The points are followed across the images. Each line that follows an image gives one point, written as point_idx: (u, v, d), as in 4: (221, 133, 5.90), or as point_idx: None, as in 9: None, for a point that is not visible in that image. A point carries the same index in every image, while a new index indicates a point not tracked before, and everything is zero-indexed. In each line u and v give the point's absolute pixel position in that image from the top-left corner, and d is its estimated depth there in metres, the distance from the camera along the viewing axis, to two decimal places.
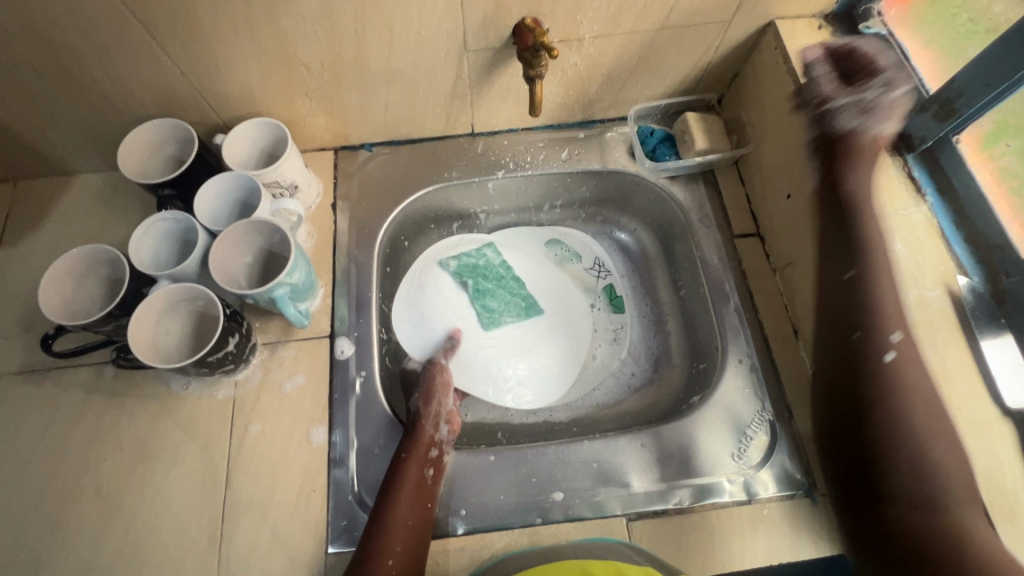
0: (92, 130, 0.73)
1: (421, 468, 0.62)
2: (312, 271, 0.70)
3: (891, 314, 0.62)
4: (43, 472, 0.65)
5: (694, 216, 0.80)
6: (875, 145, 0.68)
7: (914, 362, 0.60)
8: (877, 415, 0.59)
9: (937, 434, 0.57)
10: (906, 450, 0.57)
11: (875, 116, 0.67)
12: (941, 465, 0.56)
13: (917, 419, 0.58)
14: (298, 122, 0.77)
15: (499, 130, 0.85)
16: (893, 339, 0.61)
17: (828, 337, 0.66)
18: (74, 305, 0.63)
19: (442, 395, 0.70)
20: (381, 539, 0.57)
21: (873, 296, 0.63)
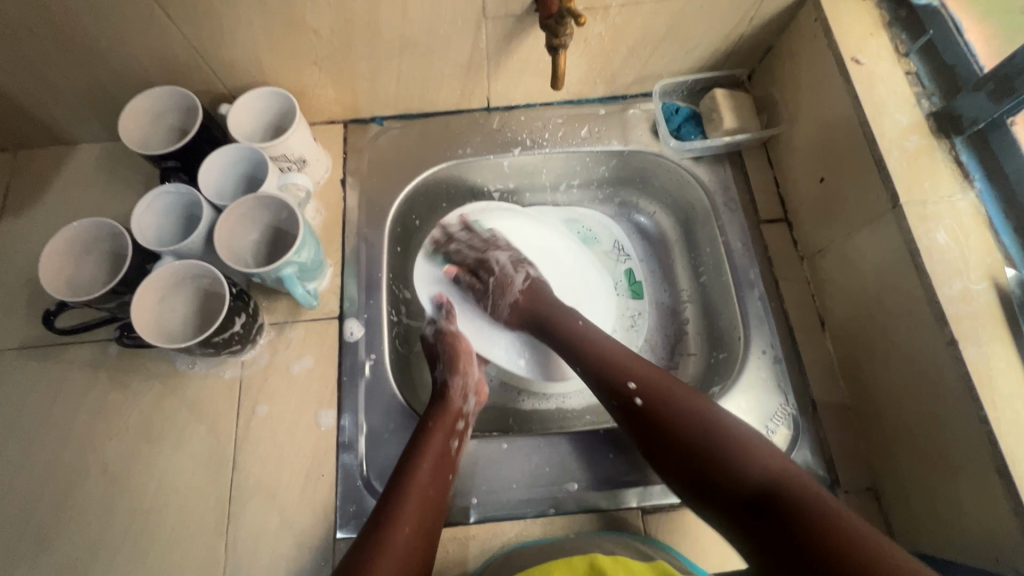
0: (92, 98, 0.70)
1: (446, 438, 0.61)
2: (321, 250, 0.68)
3: (630, 359, 0.61)
4: (48, 450, 0.64)
5: (719, 199, 0.77)
6: (528, 291, 0.73)
7: (672, 384, 0.58)
8: (669, 430, 0.55)
9: (749, 436, 0.53)
10: (716, 450, 0.52)
11: (504, 288, 0.74)
12: (761, 463, 0.51)
13: (702, 423, 0.54)
14: (306, 93, 0.74)
15: (515, 105, 0.81)
16: (629, 387, 0.58)
17: (602, 386, 0.61)
18: (75, 281, 0.61)
19: (469, 365, 0.69)
20: (400, 503, 0.54)
21: (591, 350, 0.63)
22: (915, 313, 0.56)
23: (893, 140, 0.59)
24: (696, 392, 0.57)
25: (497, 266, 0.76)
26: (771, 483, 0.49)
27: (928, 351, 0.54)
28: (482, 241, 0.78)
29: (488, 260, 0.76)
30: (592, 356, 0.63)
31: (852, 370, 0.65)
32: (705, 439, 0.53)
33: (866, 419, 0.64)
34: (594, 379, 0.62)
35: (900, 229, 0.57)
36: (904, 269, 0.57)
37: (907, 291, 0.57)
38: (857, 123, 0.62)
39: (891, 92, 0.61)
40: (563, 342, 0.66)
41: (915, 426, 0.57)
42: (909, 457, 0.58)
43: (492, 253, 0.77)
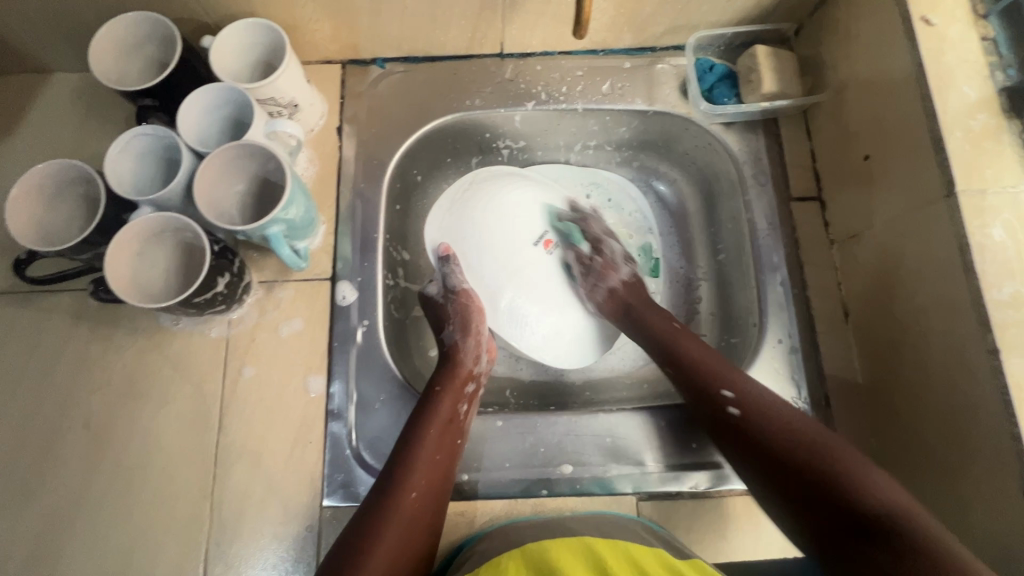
0: (62, 20, 0.63)
1: (455, 402, 0.59)
2: (312, 207, 0.63)
3: (724, 369, 0.58)
4: (30, 401, 0.62)
5: (748, 172, 0.70)
6: (631, 284, 0.71)
7: (765, 397, 0.55)
8: (761, 448, 0.52)
9: (865, 461, 0.48)
10: (817, 463, 0.49)
11: (607, 273, 0.72)
12: (874, 488, 0.46)
13: (791, 426, 0.52)
14: (299, 27, 0.66)
15: (532, 52, 0.73)
16: (725, 396, 0.55)
17: (695, 392, 0.58)
18: (48, 228, 0.57)
19: (480, 323, 0.67)
20: (407, 469, 0.53)
21: (681, 360, 0.60)
22: (956, 316, 0.51)
23: (957, 118, 0.52)
24: (776, 394, 0.55)
25: (610, 252, 0.73)
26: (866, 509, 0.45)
27: (966, 358, 0.50)
28: (609, 253, 0.73)
29: (604, 247, 0.73)
30: (683, 362, 0.60)
31: (876, 367, 0.61)
32: (796, 447, 0.50)
33: (883, 419, 0.60)
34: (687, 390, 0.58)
35: (951, 220, 0.51)
36: (950, 267, 0.51)
37: (950, 290, 0.52)
38: (917, 96, 0.54)
39: (961, 61, 0.53)
40: (663, 343, 0.62)
41: (939, 434, 0.54)
42: (925, 463, 0.55)
43: (610, 239, 0.74)
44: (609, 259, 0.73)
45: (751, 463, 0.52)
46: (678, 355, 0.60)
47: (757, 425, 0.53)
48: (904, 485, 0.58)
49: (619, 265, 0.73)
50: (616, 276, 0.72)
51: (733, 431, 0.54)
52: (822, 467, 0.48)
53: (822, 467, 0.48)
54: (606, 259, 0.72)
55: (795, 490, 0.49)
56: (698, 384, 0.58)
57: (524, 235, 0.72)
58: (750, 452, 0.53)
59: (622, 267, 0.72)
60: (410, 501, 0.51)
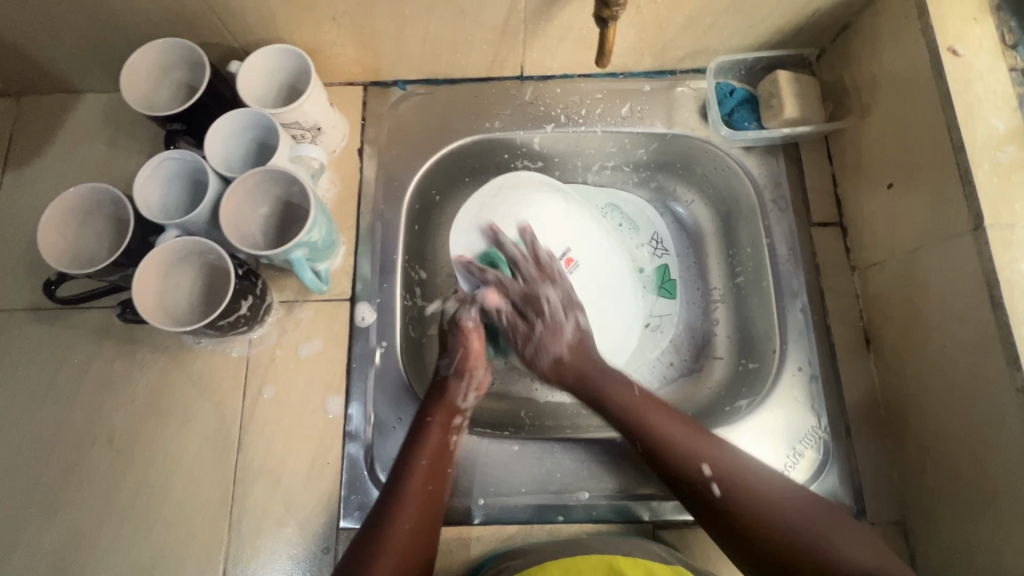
0: (94, 45, 0.64)
1: (444, 433, 0.58)
2: (334, 229, 0.64)
3: (692, 442, 0.55)
4: (55, 417, 0.63)
5: (768, 196, 0.70)
6: (579, 343, 0.65)
7: (745, 468, 0.53)
8: (741, 525, 0.51)
9: (840, 526, 0.50)
10: (803, 544, 0.49)
11: (554, 337, 0.65)
12: (850, 558, 0.48)
13: (784, 517, 0.50)
14: (323, 51, 0.67)
15: (552, 75, 0.73)
16: (704, 474, 0.53)
17: (672, 477, 0.55)
18: (79, 250, 0.58)
19: (477, 360, 0.63)
20: (394, 507, 0.53)
21: (648, 439, 0.57)
22: (983, 351, 0.50)
23: (985, 150, 0.51)
24: (758, 467, 0.54)
25: (548, 306, 0.65)
26: (856, 570, 0.47)
27: (994, 394, 0.49)
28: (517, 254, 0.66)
29: (538, 298, 0.65)
30: (654, 438, 0.57)
31: (898, 397, 0.60)
32: (786, 527, 0.50)
33: (905, 451, 0.59)
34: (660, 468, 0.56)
35: (979, 254, 0.50)
36: (976, 301, 0.51)
37: (977, 323, 0.51)
38: (943, 126, 0.54)
39: (989, 92, 0.53)
40: (627, 416, 0.59)
41: (963, 469, 0.53)
42: (950, 499, 0.54)
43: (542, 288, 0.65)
44: (551, 303, 0.65)
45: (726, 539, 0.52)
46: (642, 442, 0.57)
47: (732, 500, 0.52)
48: (928, 520, 0.57)
49: (556, 283, 0.66)
50: (553, 330, 0.65)
51: (716, 512, 0.53)
52: (814, 547, 0.48)
53: (812, 548, 0.48)
54: (552, 309, 0.65)
55: (779, 568, 0.49)
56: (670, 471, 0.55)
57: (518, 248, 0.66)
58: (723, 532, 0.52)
59: (569, 316, 0.66)
60: (402, 535, 0.51)
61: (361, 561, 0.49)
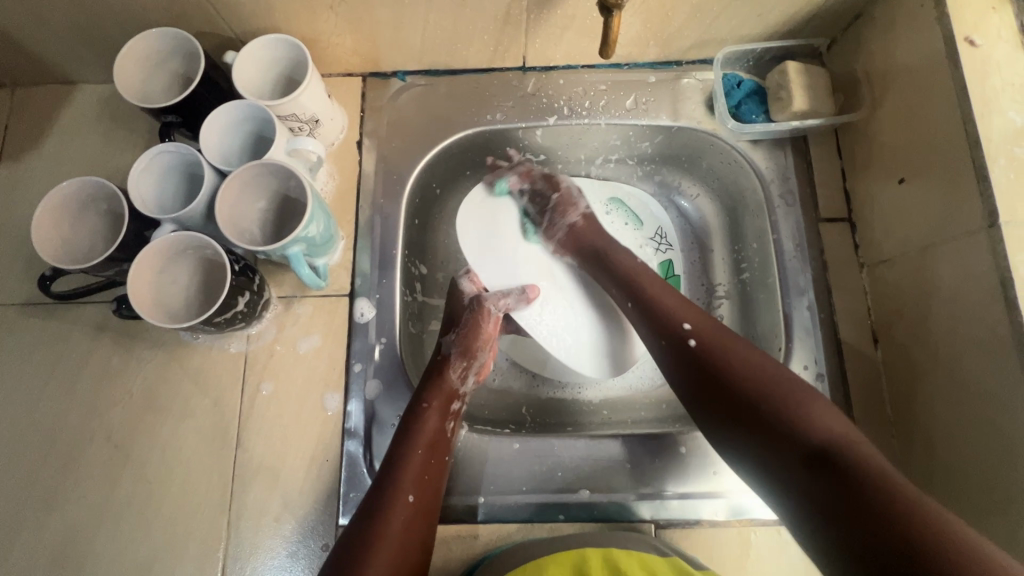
0: (88, 34, 0.63)
1: (441, 419, 0.58)
2: (332, 224, 0.63)
3: (680, 305, 0.58)
4: (54, 413, 0.62)
5: (776, 191, 0.68)
6: (591, 219, 0.71)
7: (731, 336, 0.54)
8: (717, 370, 0.52)
9: (813, 396, 0.49)
10: (773, 400, 0.49)
11: (568, 206, 0.71)
12: (820, 420, 0.47)
13: (761, 375, 0.50)
14: (321, 41, 0.66)
15: (555, 65, 0.72)
16: (684, 328, 0.56)
17: (656, 326, 0.58)
18: (73, 245, 0.57)
19: (480, 345, 0.64)
20: (389, 496, 0.52)
21: (642, 296, 0.61)
22: (996, 352, 0.49)
23: (1002, 145, 0.50)
24: (740, 338, 0.54)
25: (568, 190, 0.72)
26: (812, 441, 0.46)
27: (1006, 395, 0.48)
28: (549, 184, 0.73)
29: (570, 203, 0.71)
30: (646, 303, 0.60)
31: (907, 397, 0.59)
32: (754, 387, 0.50)
33: (912, 450, 0.59)
34: (647, 325, 0.59)
35: (993, 253, 0.49)
36: (989, 300, 0.49)
37: (990, 323, 0.50)
38: (958, 120, 0.52)
39: (1008, 85, 0.51)
40: (627, 282, 0.63)
41: (972, 471, 0.52)
42: (958, 501, 0.53)
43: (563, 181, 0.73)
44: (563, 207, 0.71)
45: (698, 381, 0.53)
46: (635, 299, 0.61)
47: (717, 360, 0.52)
48: None
49: (572, 210, 0.71)
50: (564, 211, 0.71)
51: (693, 361, 0.54)
52: (779, 409, 0.48)
53: (776, 400, 0.49)
54: (560, 218, 0.71)
55: (744, 419, 0.49)
56: (654, 311, 0.59)
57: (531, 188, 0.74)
58: (701, 349, 0.54)
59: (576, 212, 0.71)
60: (397, 525, 0.50)
61: (356, 555, 0.48)
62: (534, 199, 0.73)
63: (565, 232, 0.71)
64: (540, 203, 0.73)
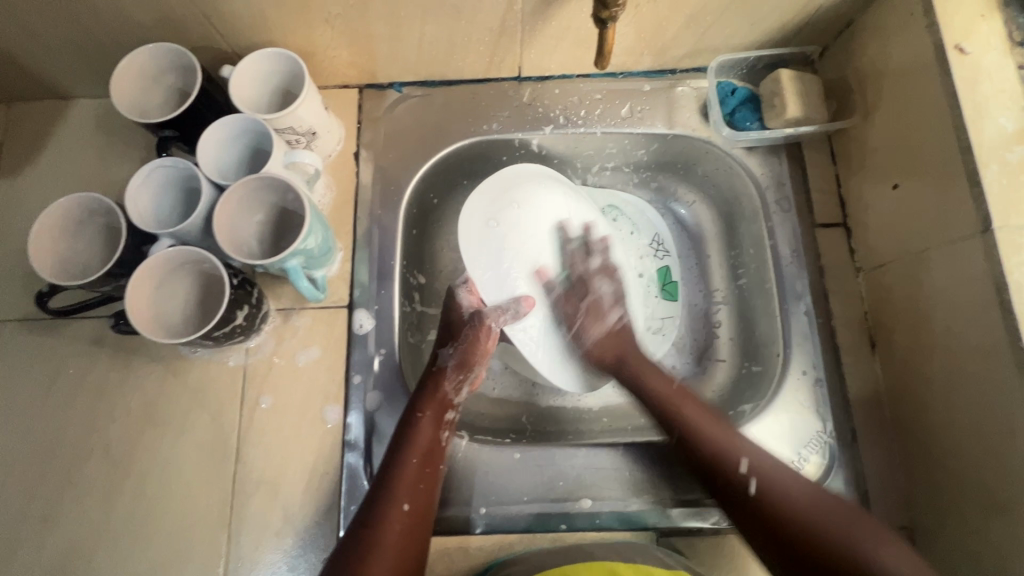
0: (85, 50, 0.63)
1: (435, 427, 0.57)
2: (330, 236, 0.63)
3: (725, 437, 0.56)
4: (51, 429, 0.62)
5: (771, 197, 0.69)
6: (619, 331, 0.69)
7: (784, 469, 0.52)
8: (777, 520, 0.49)
9: (868, 526, 0.48)
10: (837, 543, 0.47)
11: (596, 317, 0.69)
12: (896, 571, 0.45)
13: (822, 516, 0.49)
14: (317, 54, 0.66)
15: (551, 75, 0.72)
16: (741, 469, 0.53)
17: (708, 473, 0.55)
18: (72, 261, 0.57)
19: (476, 356, 0.63)
20: (385, 504, 0.51)
21: (687, 426, 0.58)
22: (992, 356, 0.49)
23: (993, 151, 0.50)
24: (776, 457, 0.54)
25: (599, 295, 0.70)
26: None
27: (1004, 399, 0.49)
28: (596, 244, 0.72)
29: (591, 286, 0.70)
30: (689, 428, 0.57)
31: (905, 401, 0.60)
32: (825, 529, 0.48)
33: (912, 454, 0.59)
34: (697, 462, 0.56)
35: (987, 258, 0.49)
36: (985, 304, 0.50)
37: (985, 327, 0.50)
38: (949, 126, 0.53)
39: (998, 91, 0.52)
40: (667, 410, 0.59)
41: (972, 474, 0.52)
42: (959, 506, 0.54)
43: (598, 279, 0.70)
44: (597, 285, 0.70)
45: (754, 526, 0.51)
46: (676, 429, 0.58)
47: (768, 506, 0.50)
48: (936, 527, 0.56)
49: (614, 308, 0.70)
50: (603, 322, 0.70)
51: (748, 509, 0.51)
52: (846, 560, 0.46)
53: (840, 550, 0.47)
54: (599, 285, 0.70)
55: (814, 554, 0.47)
56: (708, 454, 0.55)
57: (576, 240, 0.72)
58: (764, 495, 0.51)
59: (617, 311, 0.70)
60: (393, 534, 0.50)
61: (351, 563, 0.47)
62: (567, 282, 0.70)
63: (597, 350, 0.68)
64: (574, 286, 0.70)
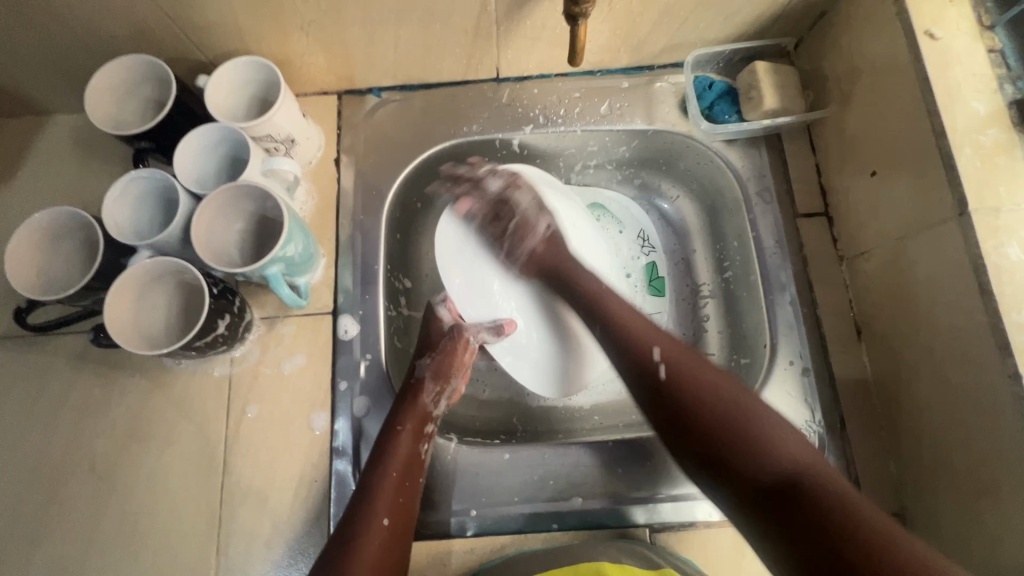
0: (59, 64, 0.63)
1: (415, 439, 0.57)
2: (312, 242, 0.62)
3: (645, 331, 0.56)
4: (35, 447, 0.61)
5: (752, 189, 0.69)
6: (550, 241, 0.68)
7: (694, 357, 0.53)
8: (684, 397, 0.50)
9: (771, 419, 0.48)
10: (728, 429, 0.47)
11: (526, 232, 0.69)
12: (784, 449, 0.46)
13: (711, 400, 0.49)
14: (294, 61, 0.66)
15: (529, 75, 0.72)
16: (654, 357, 0.53)
17: (625, 351, 0.55)
18: (50, 275, 0.57)
19: (454, 371, 0.64)
20: (364, 519, 0.51)
21: (609, 314, 0.59)
22: (974, 339, 0.49)
23: (967, 134, 0.51)
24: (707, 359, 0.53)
25: (522, 209, 0.69)
26: (768, 459, 0.45)
27: (986, 380, 0.48)
28: (526, 202, 0.69)
29: (529, 227, 0.69)
30: (613, 319, 0.59)
31: (893, 388, 0.59)
32: (720, 407, 0.49)
33: (902, 440, 0.59)
34: (614, 351, 0.57)
35: (965, 240, 0.49)
36: (965, 287, 0.50)
37: (966, 309, 0.50)
38: (923, 110, 0.53)
39: (969, 75, 0.52)
40: (590, 304, 0.61)
41: (959, 457, 0.52)
42: (947, 490, 0.54)
43: (543, 217, 0.69)
44: (533, 234, 0.69)
45: (667, 408, 0.51)
46: (601, 315, 0.60)
47: (685, 377, 0.51)
48: (927, 513, 0.56)
49: (539, 217, 0.69)
50: (529, 228, 0.69)
51: (663, 396, 0.51)
52: (745, 445, 0.46)
53: (736, 440, 0.47)
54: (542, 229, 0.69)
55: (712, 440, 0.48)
56: (623, 341, 0.56)
57: (496, 191, 0.69)
58: (682, 368, 0.52)
59: (541, 218, 0.68)
60: (373, 552, 0.49)
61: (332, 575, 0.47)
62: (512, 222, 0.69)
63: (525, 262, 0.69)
64: (496, 223, 0.70)
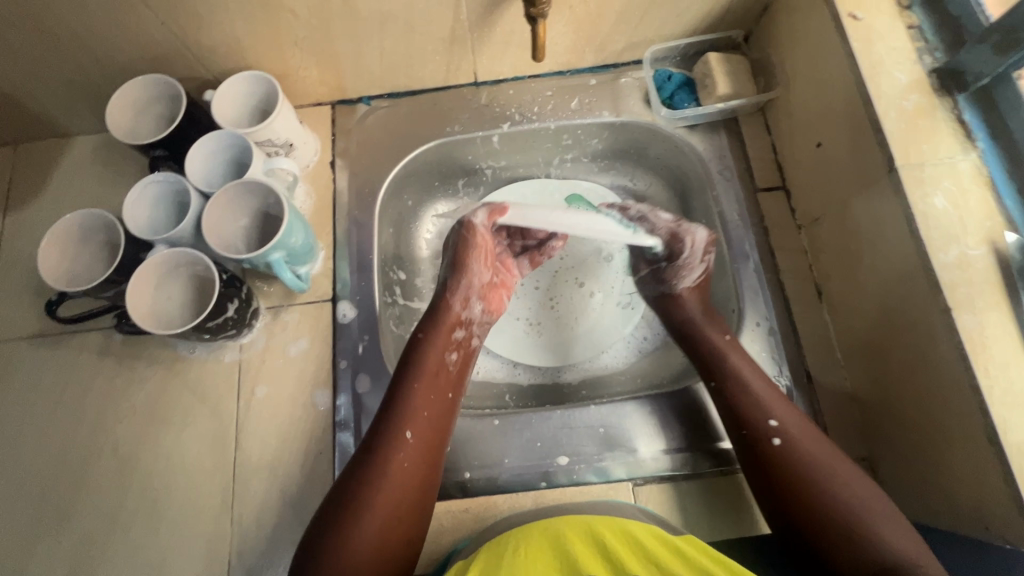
0: (81, 88, 0.70)
1: (443, 351, 0.62)
2: (311, 234, 0.68)
3: (771, 399, 0.58)
4: (62, 434, 0.67)
5: (714, 168, 0.75)
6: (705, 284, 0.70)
7: (814, 438, 0.56)
8: (797, 477, 0.53)
9: (884, 512, 0.51)
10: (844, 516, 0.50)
11: (681, 274, 0.70)
12: (887, 539, 0.49)
13: (826, 478, 0.53)
14: (291, 75, 0.73)
15: (504, 78, 0.79)
16: (770, 426, 0.56)
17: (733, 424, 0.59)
18: (75, 270, 0.63)
19: (477, 267, 0.67)
20: (392, 424, 0.56)
21: (731, 383, 0.60)
22: (912, 282, 0.54)
23: (891, 100, 0.56)
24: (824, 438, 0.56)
25: (691, 247, 0.68)
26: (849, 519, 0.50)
27: (924, 319, 0.53)
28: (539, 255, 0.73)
29: (683, 236, 0.68)
30: (735, 388, 0.60)
31: (854, 340, 0.64)
32: (833, 489, 0.52)
33: (864, 389, 0.63)
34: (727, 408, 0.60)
35: (895, 194, 0.54)
36: (900, 235, 0.55)
37: (903, 256, 0.55)
38: (853, 83, 0.59)
39: (890, 49, 0.58)
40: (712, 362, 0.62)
41: (911, 397, 0.56)
42: (904, 429, 0.58)
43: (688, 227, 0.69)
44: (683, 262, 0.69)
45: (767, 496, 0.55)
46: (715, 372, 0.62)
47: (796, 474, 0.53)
48: (890, 453, 0.60)
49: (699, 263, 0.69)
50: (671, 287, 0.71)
51: (771, 460, 0.55)
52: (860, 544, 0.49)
53: (848, 527, 0.50)
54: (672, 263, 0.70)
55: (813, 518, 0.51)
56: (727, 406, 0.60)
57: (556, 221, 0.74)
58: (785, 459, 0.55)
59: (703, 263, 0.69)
60: (399, 462, 0.54)
61: (359, 470, 0.53)
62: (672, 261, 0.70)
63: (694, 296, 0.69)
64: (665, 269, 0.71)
